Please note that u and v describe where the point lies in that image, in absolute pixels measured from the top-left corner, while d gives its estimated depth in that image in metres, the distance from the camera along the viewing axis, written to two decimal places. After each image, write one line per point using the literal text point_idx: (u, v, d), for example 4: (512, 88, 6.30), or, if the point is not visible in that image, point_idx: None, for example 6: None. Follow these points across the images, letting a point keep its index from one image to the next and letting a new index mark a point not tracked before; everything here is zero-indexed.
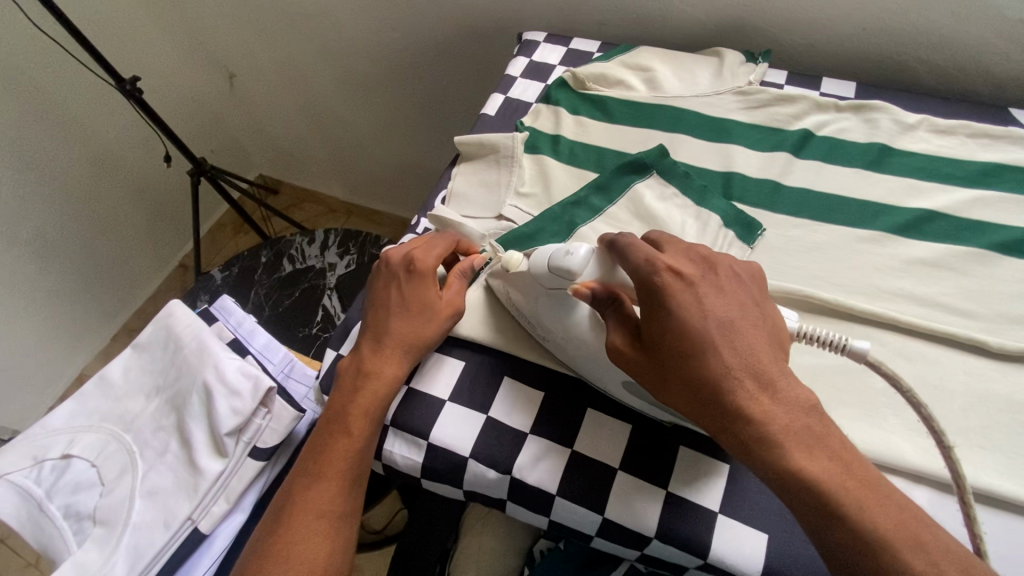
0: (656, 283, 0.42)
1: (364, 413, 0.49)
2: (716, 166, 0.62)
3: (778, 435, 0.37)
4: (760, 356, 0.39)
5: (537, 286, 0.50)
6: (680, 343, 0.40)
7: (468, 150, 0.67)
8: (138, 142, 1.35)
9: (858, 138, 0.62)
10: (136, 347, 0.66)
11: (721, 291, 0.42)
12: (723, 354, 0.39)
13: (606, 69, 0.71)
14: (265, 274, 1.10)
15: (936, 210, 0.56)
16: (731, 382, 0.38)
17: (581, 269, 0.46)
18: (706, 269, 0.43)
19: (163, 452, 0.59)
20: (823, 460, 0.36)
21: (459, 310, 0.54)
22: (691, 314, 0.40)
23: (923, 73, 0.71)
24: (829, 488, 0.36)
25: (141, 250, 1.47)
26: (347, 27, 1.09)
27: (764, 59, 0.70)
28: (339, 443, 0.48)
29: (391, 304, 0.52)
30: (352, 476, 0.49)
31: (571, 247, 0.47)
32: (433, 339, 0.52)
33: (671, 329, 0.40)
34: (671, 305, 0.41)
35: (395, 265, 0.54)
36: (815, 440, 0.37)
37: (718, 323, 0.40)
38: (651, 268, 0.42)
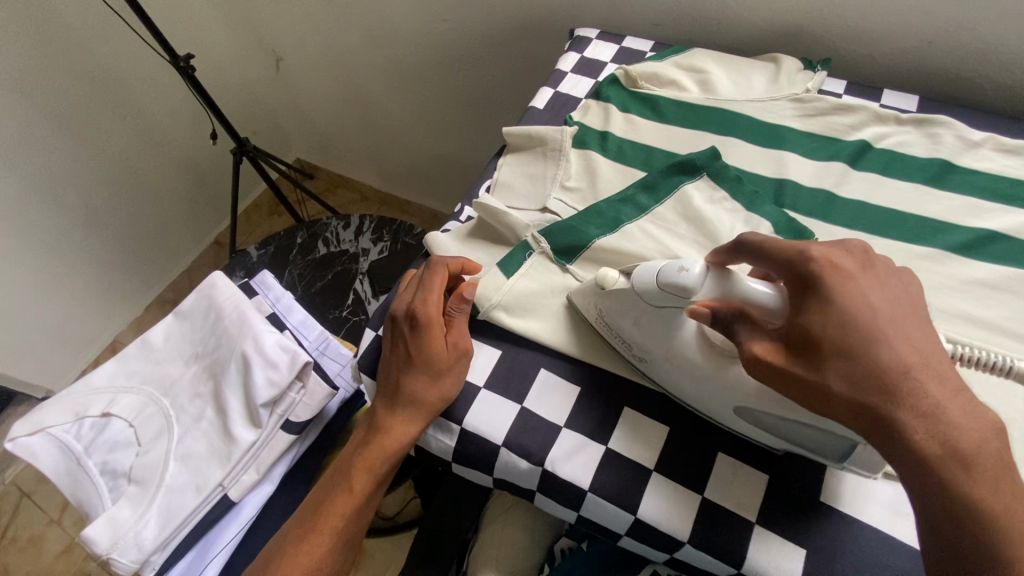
0: (819, 270, 0.36)
1: (368, 469, 0.52)
2: (768, 172, 0.61)
3: (965, 455, 0.31)
4: (937, 360, 0.33)
5: (639, 302, 0.45)
6: (843, 339, 0.34)
7: (516, 141, 0.67)
8: (185, 118, 1.38)
9: (918, 153, 0.60)
10: (179, 315, 0.67)
11: (882, 283, 0.36)
12: (898, 349, 0.33)
13: (661, 69, 0.70)
14: (300, 254, 1.11)
15: (999, 231, 0.54)
16: (911, 382, 0.32)
17: (695, 287, 0.41)
18: (868, 263, 0.37)
19: (199, 419, 0.60)
20: (1003, 494, 0.31)
21: (464, 367, 0.51)
22: (855, 306, 0.34)
23: (989, 91, 0.68)
24: (1002, 532, 0.30)
25: (180, 224, 1.50)
26: (397, 17, 1.10)
27: (823, 67, 0.68)
28: (342, 497, 0.52)
29: (394, 361, 0.52)
30: (347, 529, 0.52)
31: (686, 262, 0.42)
32: (438, 404, 0.50)
33: (834, 321, 0.34)
34: (834, 287, 0.35)
35: (399, 318, 0.52)
36: (998, 469, 0.31)
37: (888, 315, 0.34)
38: (809, 253, 0.37)
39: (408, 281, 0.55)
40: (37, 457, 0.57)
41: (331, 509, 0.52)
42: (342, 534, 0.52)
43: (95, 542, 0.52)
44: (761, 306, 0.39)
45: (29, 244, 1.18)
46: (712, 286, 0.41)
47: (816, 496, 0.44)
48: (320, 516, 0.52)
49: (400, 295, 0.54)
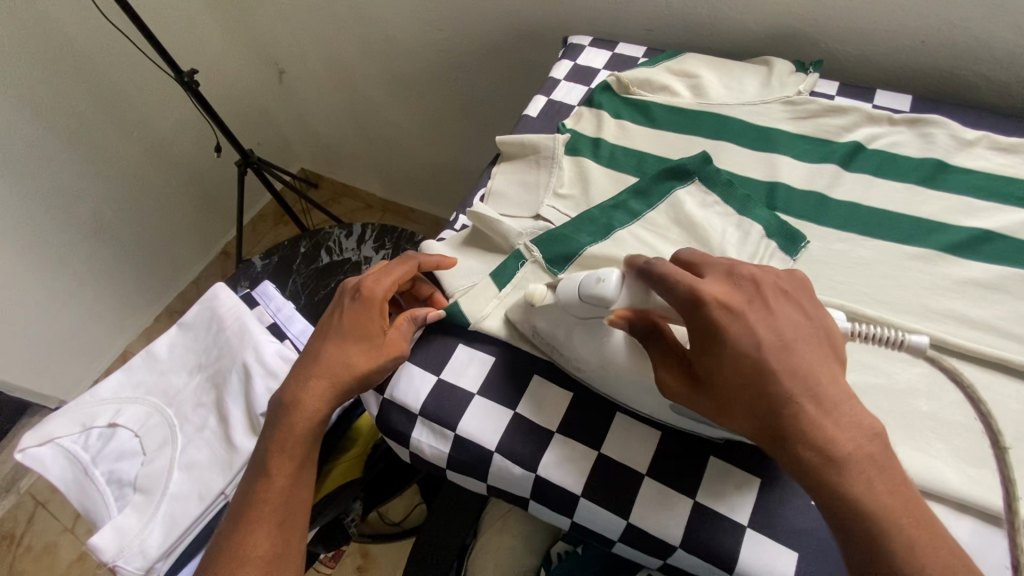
0: (707, 306, 0.39)
1: (286, 448, 0.50)
2: (760, 176, 0.61)
3: (840, 465, 0.35)
4: (818, 380, 0.37)
5: (568, 316, 0.48)
6: (736, 375, 0.38)
7: (509, 150, 0.68)
8: (191, 132, 1.41)
9: (911, 153, 0.60)
10: (182, 326, 0.69)
11: (775, 310, 0.40)
12: (784, 379, 0.37)
13: (652, 75, 0.70)
14: (304, 263, 1.13)
15: (994, 230, 0.54)
16: (794, 412, 0.36)
17: (615, 297, 0.44)
18: (756, 286, 0.41)
19: (202, 428, 0.62)
20: (885, 495, 0.35)
21: (393, 359, 0.52)
22: (745, 338, 0.38)
23: (984, 88, 0.68)
24: (888, 525, 0.34)
25: (188, 235, 1.53)
26: (395, 27, 1.12)
27: (816, 69, 0.69)
28: (265, 482, 0.49)
29: (328, 332, 0.54)
30: (283, 516, 0.49)
31: (600, 273, 0.45)
32: (354, 377, 0.51)
33: (725, 360, 0.39)
34: (724, 329, 0.39)
35: (347, 293, 0.56)
36: (880, 473, 0.35)
37: (775, 344, 0.38)
38: (700, 292, 0.40)
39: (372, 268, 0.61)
40: (47, 467, 0.59)
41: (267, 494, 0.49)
42: (284, 528, 0.48)
43: (102, 550, 0.53)
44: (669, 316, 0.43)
45: (39, 258, 1.20)
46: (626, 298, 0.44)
47: (807, 499, 0.44)
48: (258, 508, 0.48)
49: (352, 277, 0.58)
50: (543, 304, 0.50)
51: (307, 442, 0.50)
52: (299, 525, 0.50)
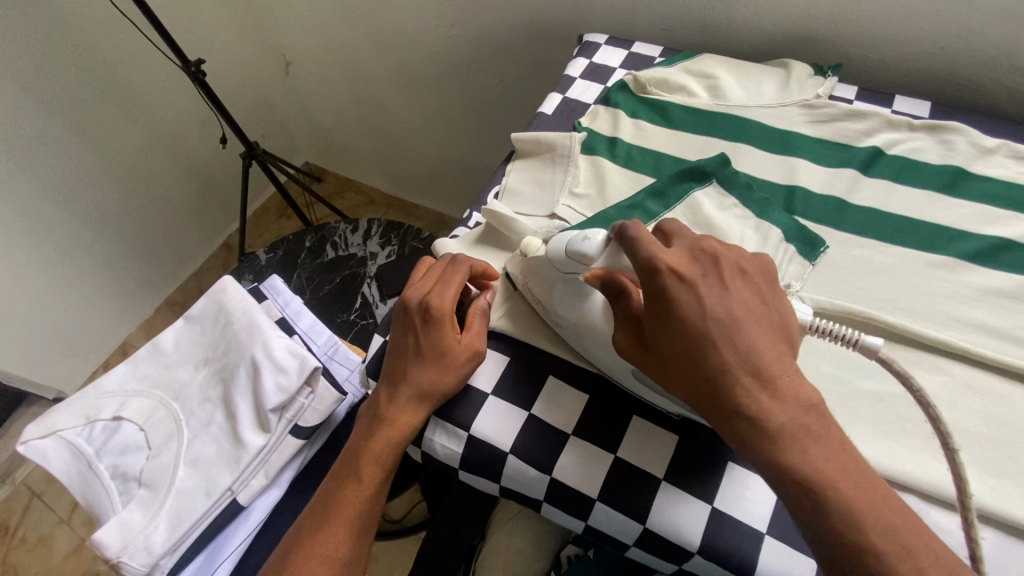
0: (656, 277, 0.40)
1: (375, 460, 0.51)
2: (779, 179, 0.60)
3: (774, 436, 0.37)
4: (761, 352, 0.38)
5: (553, 272, 0.50)
6: (682, 346, 0.39)
7: (525, 147, 0.67)
8: (196, 123, 1.39)
9: (931, 159, 0.60)
10: (188, 319, 0.68)
11: (728, 286, 0.40)
12: (724, 354, 0.38)
13: (670, 75, 0.70)
14: (308, 258, 1.12)
15: (1014, 239, 0.53)
16: (729, 384, 0.38)
17: (595, 255, 0.46)
18: (709, 261, 0.41)
19: (209, 423, 0.61)
20: (818, 461, 0.36)
21: (473, 364, 0.51)
22: (695, 311, 0.39)
23: (1003, 96, 0.67)
24: (818, 490, 0.36)
25: (190, 227, 1.52)
26: (406, 22, 1.11)
27: (835, 73, 0.68)
28: (351, 489, 0.51)
29: (406, 352, 0.51)
30: (360, 521, 0.51)
31: (588, 232, 0.47)
32: (443, 392, 0.50)
33: (673, 330, 0.40)
34: (676, 298, 0.40)
35: (410, 309, 0.52)
36: (811, 441, 0.37)
37: (722, 316, 0.39)
38: (657, 262, 0.40)
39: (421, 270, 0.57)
40: (49, 460, 0.57)
41: (344, 503, 0.51)
42: (358, 524, 0.51)
43: (106, 545, 0.53)
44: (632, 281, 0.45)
45: (39, 247, 1.19)
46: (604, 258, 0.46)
47: None
48: (332, 511, 0.51)
49: (405, 289, 0.54)
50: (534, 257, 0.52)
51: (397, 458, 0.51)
52: (372, 524, 0.53)
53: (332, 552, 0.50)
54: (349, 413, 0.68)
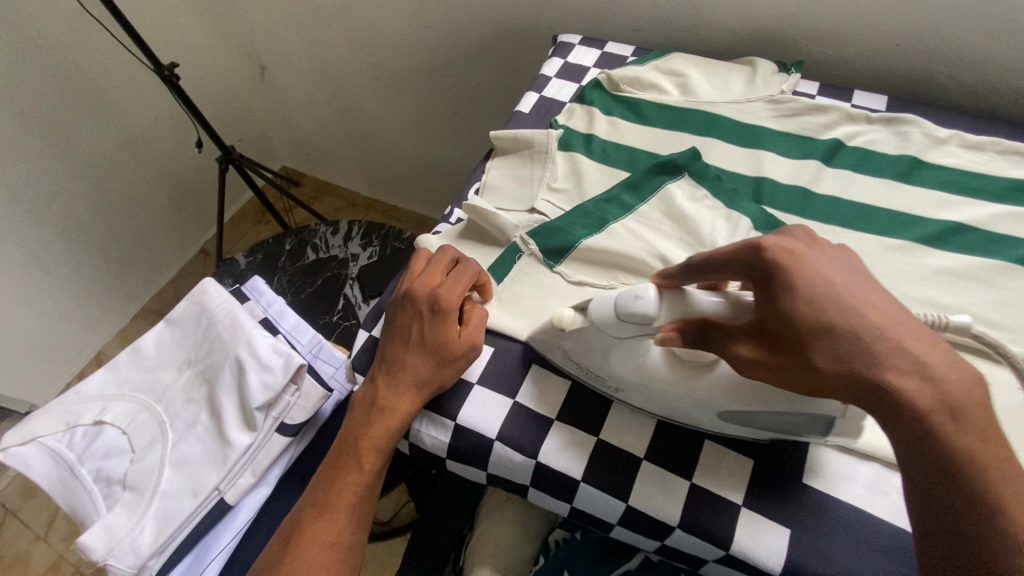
0: (772, 258, 0.38)
1: (374, 447, 0.51)
2: (747, 171, 0.63)
3: (944, 413, 0.33)
4: (900, 317, 0.37)
5: (603, 337, 0.45)
6: (821, 322, 0.36)
7: (503, 144, 0.69)
8: (170, 128, 1.38)
9: (888, 150, 0.63)
10: (169, 322, 0.68)
11: (825, 260, 0.39)
12: (863, 327, 0.36)
13: (642, 73, 0.72)
14: (289, 261, 1.12)
15: (965, 222, 0.57)
16: (892, 353, 0.35)
17: (656, 313, 0.42)
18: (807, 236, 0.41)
19: (193, 424, 0.61)
20: (986, 443, 0.33)
21: (472, 357, 0.52)
22: (818, 285, 0.37)
23: (953, 90, 0.71)
24: (989, 471, 0.33)
25: (166, 233, 1.49)
26: (382, 25, 1.12)
27: (797, 70, 0.71)
28: (351, 474, 0.52)
29: (408, 343, 0.52)
30: (359, 506, 0.52)
31: (637, 290, 0.42)
32: (441, 386, 0.51)
33: (807, 308, 0.37)
34: (791, 272, 0.38)
35: (416, 301, 0.53)
36: (977, 421, 0.33)
37: (846, 285, 0.38)
38: (762, 244, 0.39)
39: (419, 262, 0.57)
40: (30, 467, 0.57)
41: (344, 487, 0.52)
42: (357, 509, 0.52)
43: (91, 548, 0.52)
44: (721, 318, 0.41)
45: (9, 255, 1.16)
46: (666, 312, 0.42)
47: (800, 479, 0.45)
48: (334, 495, 0.51)
49: (411, 282, 0.54)
50: (573, 328, 0.47)
51: (394, 444, 0.52)
52: (368, 510, 0.54)
53: (333, 535, 0.50)
54: (335, 410, 0.68)
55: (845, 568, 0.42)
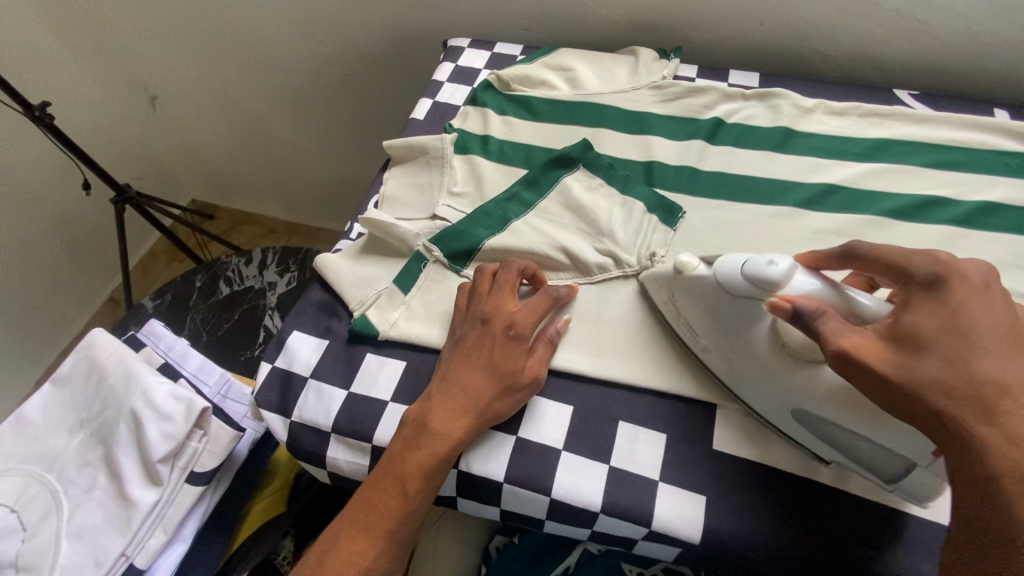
0: (944, 276, 0.38)
1: (419, 471, 0.45)
2: (637, 156, 0.65)
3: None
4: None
5: (719, 293, 0.45)
6: (948, 349, 0.36)
7: (398, 154, 0.68)
8: (59, 176, 1.27)
9: (763, 123, 0.66)
10: (55, 382, 0.62)
11: (996, 307, 0.37)
12: (996, 371, 0.34)
13: (530, 71, 0.73)
14: (201, 298, 1.05)
15: (836, 183, 0.61)
16: (1010, 400, 0.33)
17: (783, 280, 0.41)
18: (995, 279, 0.38)
19: (91, 489, 0.56)
20: None
21: (537, 386, 0.49)
22: (973, 318, 0.36)
23: (818, 62, 0.76)
24: None
25: (66, 286, 1.37)
26: (274, 43, 1.08)
27: (676, 55, 0.74)
28: (392, 499, 0.45)
29: (473, 359, 0.49)
30: (394, 535, 0.46)
31: (774, 257, 0.42)
32: (502, 415, 0.48)
33: (946, 328, 0.36)
34: (955, 296, 0.37)
35: (490, 319, 0.50)
36: None
37: (1009, 338, 0.36)
38: (940, 266, 0.38)
39: (489, 271, 0.54)
40: None
41: (381, 512, 0.45)
42: (394, 541, 0.46)
43: None
44: (853, 312, 0.40)
45: None
46: (806, 279, 0.41)
47: (710, 446, 0.47)
48: (372, 519, 0.46)
49: (484, 294, 0.52)
50: (693, 275, 0.47)
51: (445, 472, 0.47)
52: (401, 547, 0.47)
53: (366, 567, 0.45)
54: (252, 450, 0.65)
55: (758, 524, 0.44)
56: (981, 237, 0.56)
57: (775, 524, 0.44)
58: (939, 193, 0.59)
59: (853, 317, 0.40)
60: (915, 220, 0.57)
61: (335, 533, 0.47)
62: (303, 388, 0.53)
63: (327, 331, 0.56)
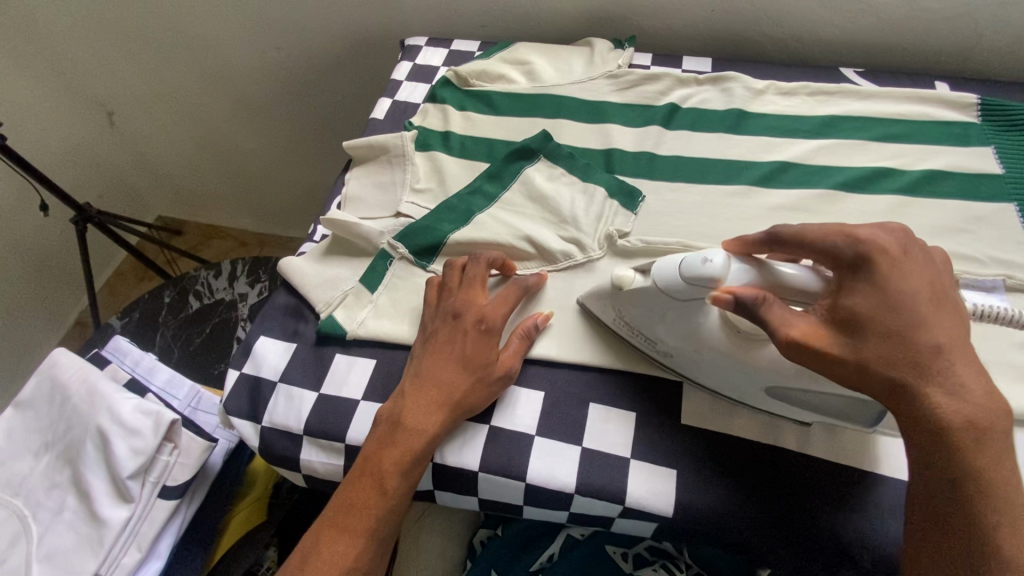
0: (869, 254, 0.38)
1: (395, 469, 0.45)
2: (597, 145, 0.66)
3: (974, 432, 0.34)
4: (965, 345, 0.36)
5: (663, 299, 0.45)
6: (891, 319, 0.36)
7: (359, 154, 0.68)
8: (15, 197, 1.22)
9: (717, 106, 0.68)
10: (17, 406, 0.60)
11: (915, 265, 0.38)
12: (932, 332, 0.36)
13: (487, 66, 0.73)
14: (170, 314, 1.03)
15: (788, 160, 0.62)
16: (944, 361, 0.35)
17: (721, 274, 0.41)
18: (909, 240, 0.39)
19: (60, 510, 0.54)
20: (1003, 471, 0.34)
21: (510, 377, 0.49)
22: (906, 285, 0.37)
23: (767, 45, 0.78)
24: (984, 489, 0.34)
25: (31, 311, 1.33)
26: (232, 51, 1.06)
27: (630, 44, 0.75)
28: (376, 497, 0.45)
29: (442, 354, 0.49)
30: (378, 532, 0.46)
31: (705, 253, 0.41)
32: (475, 408, 0.48)
33: (889, 297, 0.37)
34: (888, 266, 0.38)
35: (457, 313, 0.50)
36: (995, 445, 0.34)
37: (933, 293, 0.37)
38: (858, 238, 0.38)
39: (456, 266, 0.53)
40: None
41: (360, 510, 0.45)
42: (376, 539, 0.46)
43: None
44: (790, 290, 0.40)
45: None
46: (738, 270, 0.41)
47: (680, 421, 0.48)
48: (351, 519, 0.45)
49: (451, 288, 0.52)
50: (633, 288, 0.46)
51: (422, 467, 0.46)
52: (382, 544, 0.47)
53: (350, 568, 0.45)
54: (226, 460, 0.64)
55: (729, 492, 0.45)
56: (927, 204, 0.58)
57: (744, 491, 0.45)
58: (887, 164, 0.61)
59: (792, 293, 0.41)
60: (864, 191, 0.59)
61: (314, 536, 0.46)
62: (273, 393, 0.52)
63: (294, 334, 0.56)
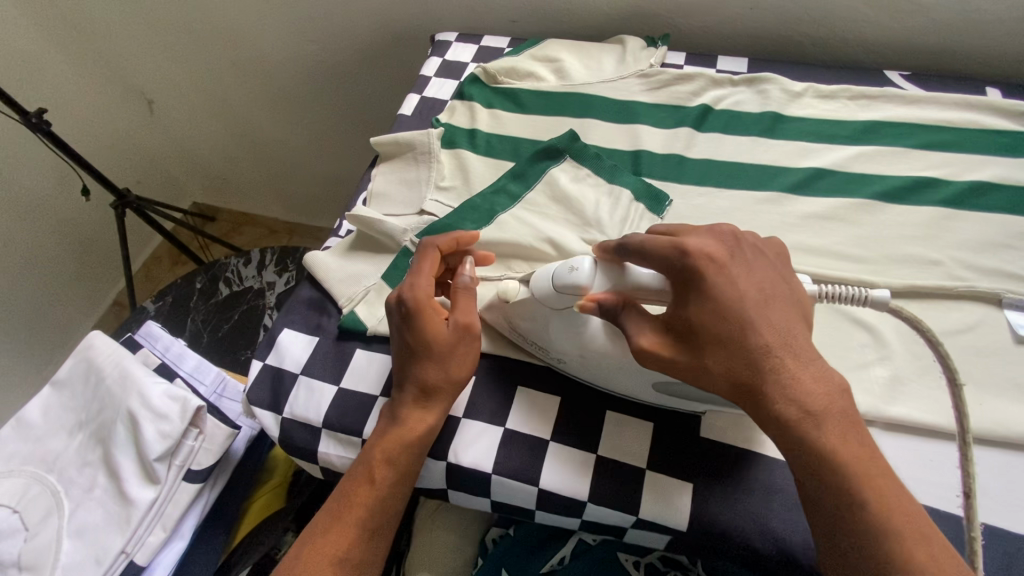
0: (694, 263, 0.39)
1: (388, 460, 0.46)
2: (625, 146, 0.65)
3: (815, 421, 0.35)
4: (795, 335, 0.38)
5: (541, 308, 0.47)
6: (720, 326, 0.37)
7: (386, 150, 0.68)
8: (60, 181, 1.27)
9: (752, 109, 0.66)
10: (55, 386, 0.63)
11: (738, 264, 0.40)
12: (761, 330, 0.37)
13: (517, 63, 0.73)
14: (201, 300, 1.06)
15: (825, 167, 0.60)
16: (772, 359, 0.37)
17: (588, 283, 0.43)
18: (737, 243, 0.41)
19: (91, 488, 0.57)
20: (856, 452, 0.35)
21: (468, 339, 0.48)
22: (728, 286, 0.38)
23: (807, 45, 0.75)
24: (844, 482, 0.35)
25: (73, 291, 1.39)
26: (266, 43, 1.08)
27: (664, 42, 0.73)
28: (363, 492, 0.45)
29: (401, 353, 0.49)
30: (376, 523, 0.46)
31: (572, 262, 0.44)
32: (454, 381, 0.47)
33: (712, 304, 0.38)
34: (709, 272, 0.39)
35: (391, 311, 0.49)
36: (844, 425, 0.36)
37: (761, 290, 0.39)
38: (684, 247, 0.39)
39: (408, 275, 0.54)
40: None
41: (354, 503, 0.46)
42: (376, 529, 0.46)
43: None
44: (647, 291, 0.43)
45: None
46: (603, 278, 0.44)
47: (698, 434, 0.47)
48: (347, 514, 0.45)
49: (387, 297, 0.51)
50: (517, 299, 0.49)
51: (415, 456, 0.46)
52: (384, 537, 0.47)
53: (347, 559, 0.44)
54: (247, 449, 0.66)
55: (746, 508, 0.44)
56: (973, 218, 0.55)
57: (762, 508, 0.44)
58: (930, 174, 0.58)
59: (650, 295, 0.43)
60: (905, 202, 0.57)
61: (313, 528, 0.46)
62: (293, 386, 0.53)
63: (317, 329, 0.57)
